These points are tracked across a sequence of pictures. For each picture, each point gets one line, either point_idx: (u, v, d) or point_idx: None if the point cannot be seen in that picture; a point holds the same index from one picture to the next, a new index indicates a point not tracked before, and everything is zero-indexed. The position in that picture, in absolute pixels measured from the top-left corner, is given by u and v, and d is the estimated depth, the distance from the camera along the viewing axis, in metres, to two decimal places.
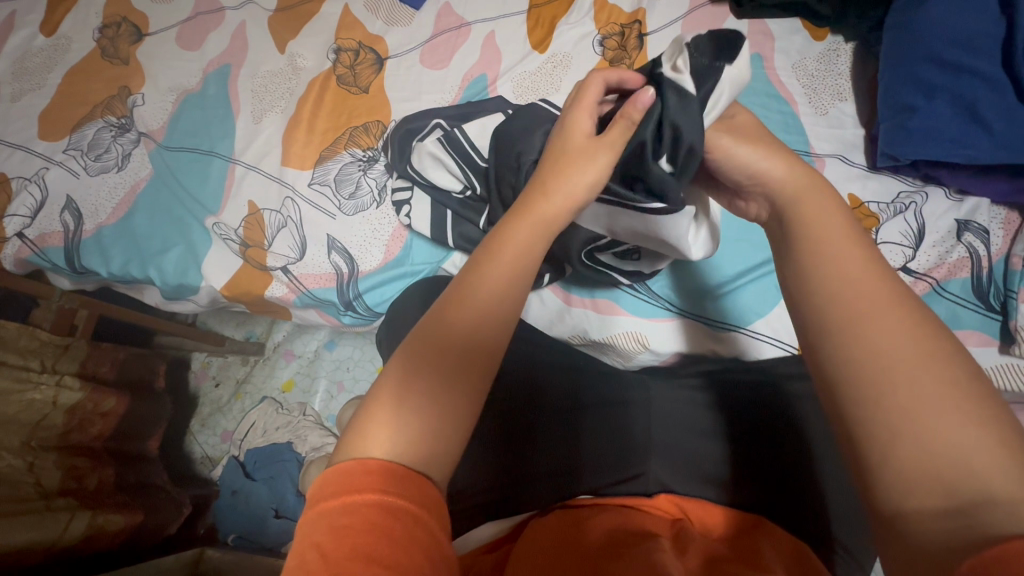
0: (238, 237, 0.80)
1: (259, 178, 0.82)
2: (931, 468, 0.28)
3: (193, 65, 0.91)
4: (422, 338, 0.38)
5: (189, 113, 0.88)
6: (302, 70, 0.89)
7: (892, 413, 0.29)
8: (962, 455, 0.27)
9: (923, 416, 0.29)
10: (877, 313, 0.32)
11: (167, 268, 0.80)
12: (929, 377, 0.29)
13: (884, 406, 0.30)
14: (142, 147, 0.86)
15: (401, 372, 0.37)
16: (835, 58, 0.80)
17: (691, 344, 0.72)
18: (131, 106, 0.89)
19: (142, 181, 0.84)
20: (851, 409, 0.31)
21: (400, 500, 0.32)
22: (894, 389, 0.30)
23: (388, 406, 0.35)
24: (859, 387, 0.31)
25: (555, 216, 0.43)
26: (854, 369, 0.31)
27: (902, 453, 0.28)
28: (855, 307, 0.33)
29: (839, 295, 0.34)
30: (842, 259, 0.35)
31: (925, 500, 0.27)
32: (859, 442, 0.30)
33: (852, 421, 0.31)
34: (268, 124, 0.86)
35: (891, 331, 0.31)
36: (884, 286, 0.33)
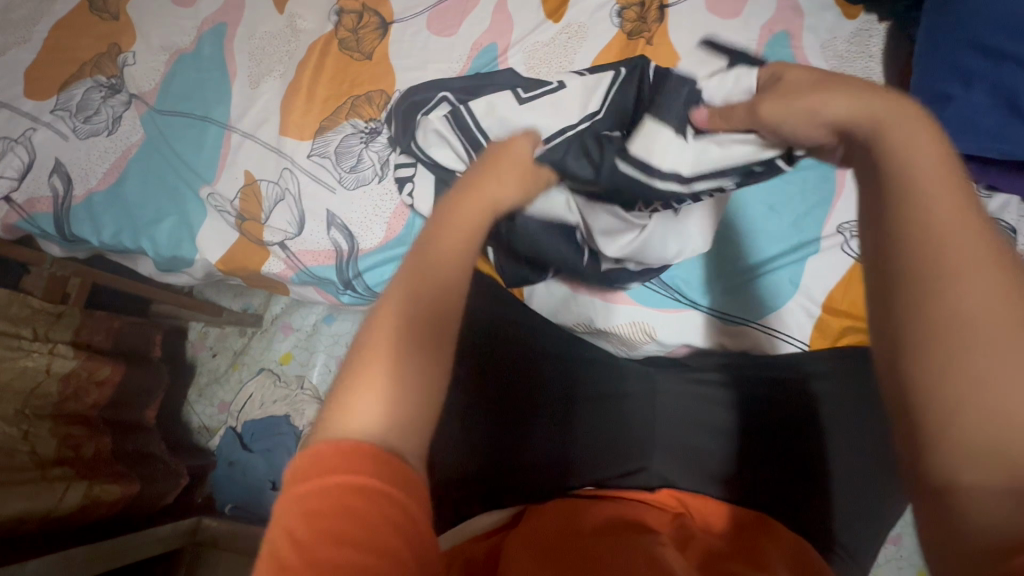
0: (235, 211, 0.76)
1: (255, 148, 0.79)
2: (1001, 446, 0.24)
3: (188, 23, 0.86)
4: (416, 308, 0.37)
5: (183, 74, 0.83)
6: (302, 32, 0.85)
7: (968, 384, 0.25)
8: None
9: (1003, 388, 0.24)
10: (968, 273, 0.27)
11: (160, 238, 0.77)
12: (1022, 352, 0.25)
13: (962, 376, 0.25)
14: (133, 110, 0.82)
15: (389, 352, 0.35)
16: (867, 38, 0.77)
17: (701, 337, 0.69)
18: (121, 65, 0.84)
19: (133, 147, 0.80)
20: (920, 370, 0.26)
21: (371, 480, 0.30)
22: (978, 356, 0.25)
23: (363, 383, 0.34)
24: (937, 351, 0.26)
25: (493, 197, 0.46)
26: (935, 329, 0.27)
27: (966, 422, 0.25)
28: (953, 260, 0.27)
29: (931, 245, 0.28)
30: (934, 203, 0.29)
31: (986, 475, 0.24)
32: (914, 405, 0.26)
33: (916, 388, 0.26)
34: (266, 90, 0.82)
35: (984, 294, 0.26)
36: (987, 247, 0.27)
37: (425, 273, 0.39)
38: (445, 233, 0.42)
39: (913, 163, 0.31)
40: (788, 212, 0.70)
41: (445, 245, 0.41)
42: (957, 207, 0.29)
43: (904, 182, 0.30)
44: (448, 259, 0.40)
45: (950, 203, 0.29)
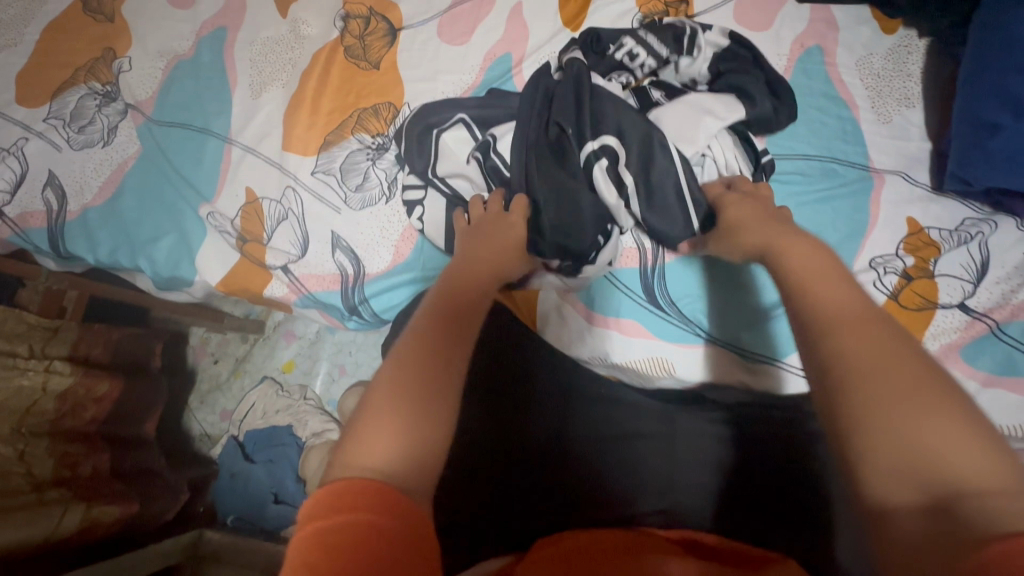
0: (235, 230, 0.73)
1: (257, 162, 0.75)
2: (915, 464, 0.27)
3: (185, 26, 0.82)
4: (441, 327, 0.41)
5: (181, 82, 0.79)
6: (306, 38, 0.80)
7: (871, 408, 0.29)
8: (942, 453, 0.27)
9: (900, 413, 0.29)
10: (850, 323, 0.33)
11: (159, 258, 0.73)
12: (905, 378, 0.30)
13: (867, 399, 0.30)
14: (128, 120, 0.78)
15: (406, 372, 0.36)
16: (905, 54, 0.73)
17: (721, 375, 0.66)
18: (116, 70, 0.80)
19: (130, 160, 0.76)
20: (836, 397, 0.31)
21: (390, 521, 0.30)
22: (875, 386, 0.30)
23: (386, 412, 0.34)
24: (844, 376, 0.31)
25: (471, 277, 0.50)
26: (839, 363, 0.32)
27: (883, 443, 0.28)
28: (839, 313, 0.34)
29: (820, 306, 0.35)
30: (818, 272, 0.36)
31: (908, 494, 0.27)
32: (836, 428, 0.30)
33: (840, 413, 0.30)
34: (268, 101, 0.78)
35: (865, 337, 0.32)
36: (855, 301, 0.35)
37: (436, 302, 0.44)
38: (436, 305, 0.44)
39: (786, 254, 0.40)
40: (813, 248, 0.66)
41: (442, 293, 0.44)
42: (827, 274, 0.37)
43: (803, 267, 0.38)
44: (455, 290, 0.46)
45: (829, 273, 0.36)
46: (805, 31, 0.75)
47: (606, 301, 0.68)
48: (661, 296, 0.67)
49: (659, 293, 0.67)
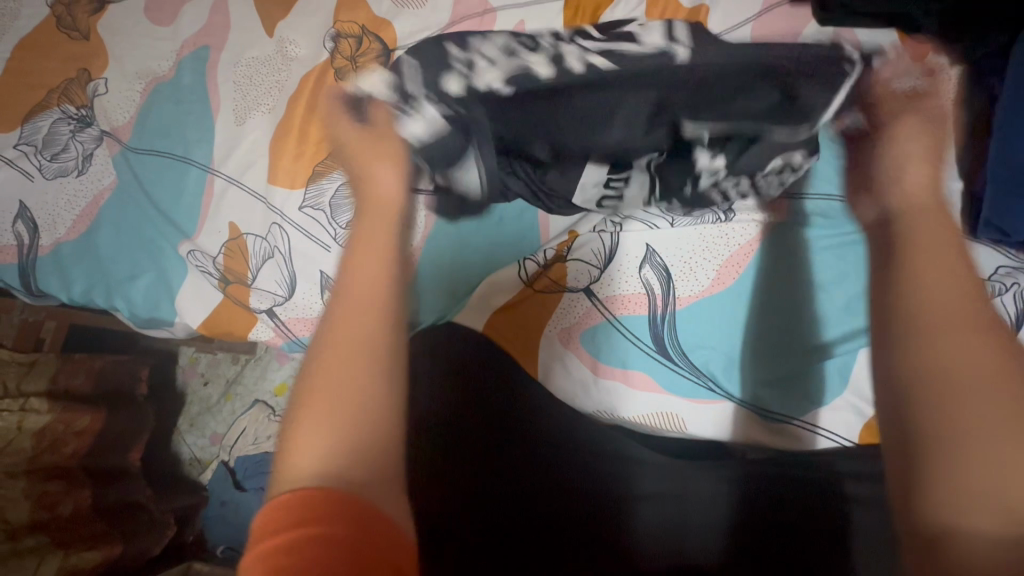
0: (217, 270, 0.68)
1: (242, 195, 0.70)
2: (984, 494, 0.28)
3: (166, 46, 0.77)
4: (361, 322, 0.36)
5: (160, 106, 0.74)
6: (294, 60, 0.76)
7: (953, 438, 0.30)
8: (1018, 484, 0.28)
9: (982, 440, 0.29)
10: (952, 332, 0.32)
11: (135, 298, 0.69)
12: (1005, 394, 0.30)
13: (948, 425, 0.30)
14: (105, 147, 0.73)
15: (350, 367, 0.34)
16: (936, 84, 0.67)
17: (737, 433, 0.62)
18: (91, 94, 0.75)
19: (105, 192, 0.72)
20: (930, 411, 0.30)
21: (342, 533, 0.29)
22: (979, 407, 0.30)
23: (314, 415, 0.33)
24: (939, 388, 0.31)
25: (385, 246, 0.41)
26: (931, 375, 0.31)
27: (968, 475, 0.29)
28: (929, 325, 0.33)
29: (920, 304, 0.34)
30: (931, 278, 0.34)
31: (984, 523, 0.28)
32: (912, 445, 0.31)
33: (921, 437, 0.30)
34: (254, 127, 0.73)
35: (962, 342, 0.32)
36: (977, 310, 0.33)
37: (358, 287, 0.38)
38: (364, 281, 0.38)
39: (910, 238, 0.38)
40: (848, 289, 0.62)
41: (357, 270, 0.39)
42: (956, 276, 0.34)
43: (906, 274, 0.35)
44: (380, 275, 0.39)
45: (943, 276, 0.34)
46: None
47: (613, 351, 0.64)
48: (672, 347, 0.63)
49: (669, 343, 0.63)
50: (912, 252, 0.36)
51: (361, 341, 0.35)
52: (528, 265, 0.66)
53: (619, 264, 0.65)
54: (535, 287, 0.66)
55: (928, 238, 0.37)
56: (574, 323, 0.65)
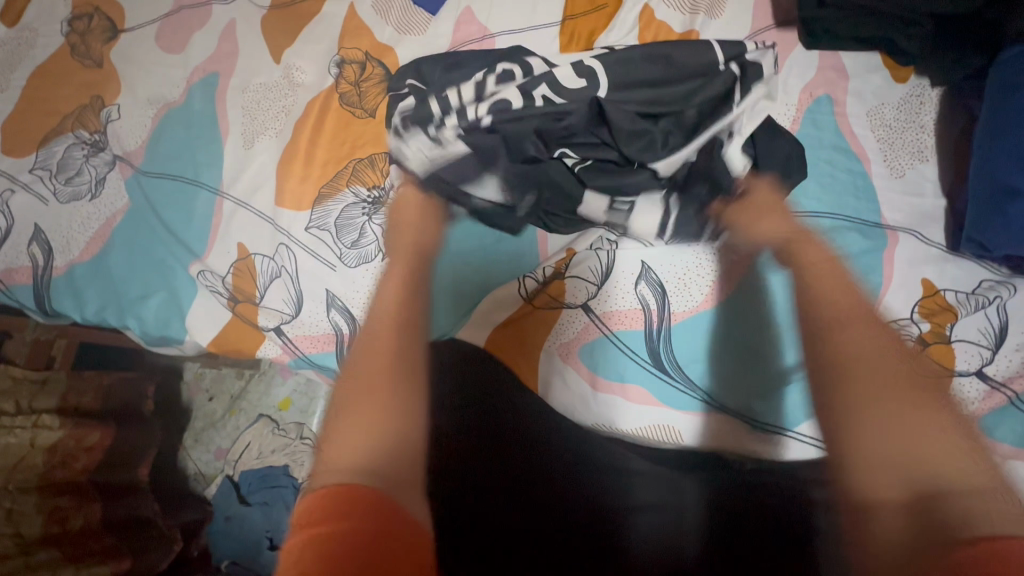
0: (227, 289, 0.70)
1: (250, 216, 0.73)
2: (913, 462, 0.40)
3: (177, 72, 0.80)
4: (380, 362, 0.48)
5: (171, 131, 0.77)
6: (300, 86, 0.78)
7: (866, 420, 0.44)
8: (930, 459, 0.40)
9: (883, 425, 0.43)
10: (861, 352, 0.48)
11: (147, 317, 0.71)
12: (916, 399, 0.44)
13: (863, 410, 0.44)
14: (117, 171, 0.76)
15: (371, 393, 0.46)
16: (918, 104, 0.71)
17: (733, 445, 0.63)
18: (105, 119, 0.78)
19: (118, 214, 0.74)
20: (843, 409, 0.45)
21: (365, 512, 0.37)
22: (873, 405, 0.44)
23: (347, 430, 0.43)
24: (852, 397, 0.45)
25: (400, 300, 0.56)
26: (844, 383, 0.47)
27: (873, 448, 0.42)
28: (843, 349, 0.49)
29: (825, 326, 0.51)
30: (840, 298, 0.53)
31: (891, 487, 0.40)
32: (843, 430, 0.45)
33: (846, 424, 0.45)
34: (262, 151, 0.76)
35: (888, 365, 0.46)
36: (885, 334, 0.50)
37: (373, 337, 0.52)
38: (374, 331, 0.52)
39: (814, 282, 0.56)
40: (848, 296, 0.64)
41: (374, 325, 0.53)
42: (870, 318, 0.51)
43: (823, 295, 0.54)
44: (391, 322, 0.53)
45: (833, 303, 0.53)
46: (815, 79, 0.72)
47: (610, 364, 0.66)
48: (667, 360, 0.65)
49: (665, 356, 0.65)
50: (818, 281, 0.56)
51: (376, 378, 0.47)
52: (527, 281, 0.68)
53: (616, 280, 0.67)
54: (534, 303, 0.68)
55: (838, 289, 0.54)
56: (573, 338, 0.67)
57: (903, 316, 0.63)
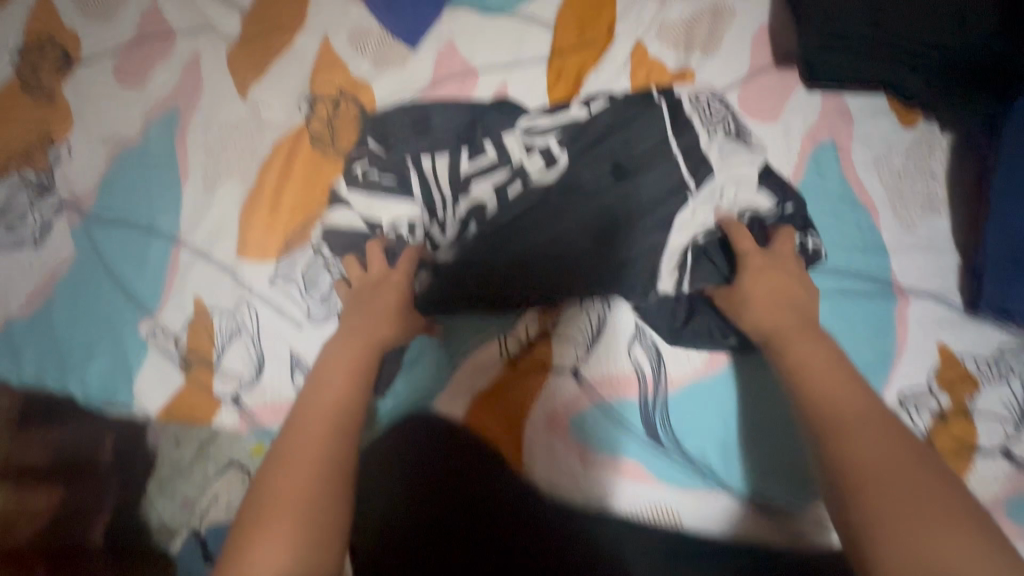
0: (179, 350, 0.64)
1: (209, 269, 0.67)
2: (919, 551, 0.37)
3: (134, 108, 0.74)
4: (319, 448, 0.50)
5: (126, 172, 0.71)
6: (267, 125, 0.73)
7: (877, 501, 0.41)
8: (926, 539, 0.38)
9: (874, 504, 0.41)
10: (854, 428, 0.46)
11: (93, 380, 0.65)
12: (911, 479, 0.41)
13: (853, 487, 0.43)
14: (65, 217, 0.69)
15: (306, 482, 0.47)
16: (928, 152, 0.66)
17: (739, 527, 0.57)
18: (54, 159, 0.72)
19: (63, 265, 0.68)
20: (840, 478, 0.44)
21: None
22: (874, 492, 0.42)
23: (275, 523, 0.45)
24: (837, 455, 0.45)
25: (354, 373, 0.56)
26: (843, 459, 0.45)
27: (880, 534, 0.39)
28: (842, 420, 0.47)
29: (817, 391, 0.50)
30: (813, 359, 0.53)
31: (900, 575, 0.37)
32: (849, 514, 0.42)
33: (848, 506, 0.42)
34: (224, 194, 0.70)
35: (866, 435, 0.45)
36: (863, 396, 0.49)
37: (314, 416, 0.53)
38: (324, 405, 0.54)
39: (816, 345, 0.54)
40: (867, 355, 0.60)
41: (317, 407, 0.54)
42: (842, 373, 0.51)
43: (806, 368, 0.52)
44: (334, 400, 0.54)
45: (822, 365, 0.52)
46: (818, 123, 0.68)
47: (602, 436, 0.60)
48: (663, 431, 0.59)
49: (661, 427, 0.60)
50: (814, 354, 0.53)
51: (312, 461, 0.49)
52: (509, 342, 0.62)
53: (608, 343, 0.61)
54: (518, 367, 0.62)
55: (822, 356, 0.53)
56: (560, 407, 0.61)
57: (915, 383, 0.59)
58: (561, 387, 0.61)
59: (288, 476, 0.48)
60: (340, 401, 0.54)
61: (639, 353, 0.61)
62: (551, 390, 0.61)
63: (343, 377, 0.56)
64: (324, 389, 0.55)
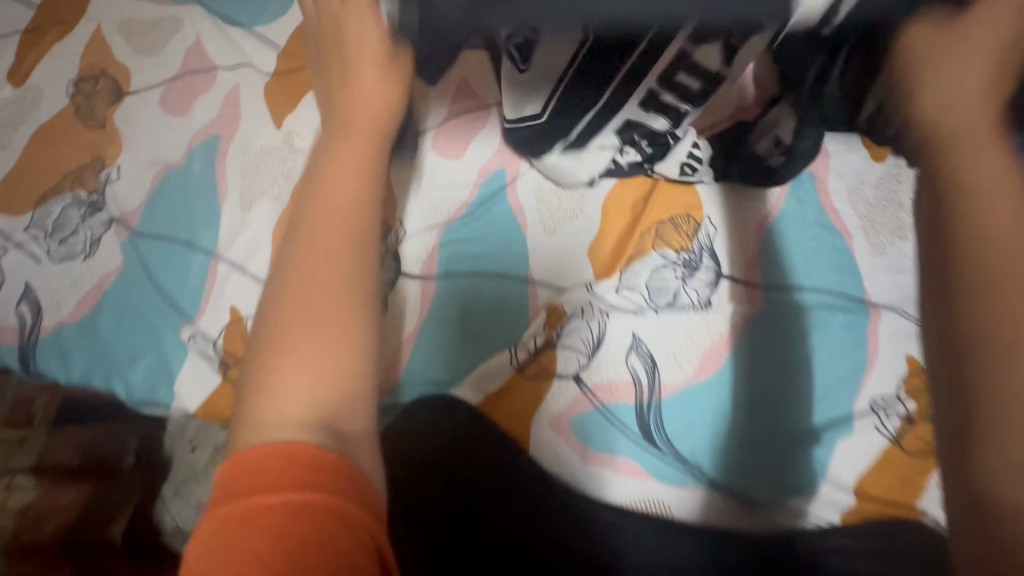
0: (216, 353, 0.71)
1: (243, 280, 0.73)
2: (1007, 387, 0.35)
3: (179, 135, 0.82)
4: (306, 397, 0.37)
5: (170, 192, 0.78)
6: (299, 151, 0.80)
7: (988, 297, 0.37)
8: (1012, 387, 0.35)
9: (1013, 416, 0.35)
10: (975, 138, 0.41)
11: (135, 380, 0.71)
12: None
13: (989, 303, 0.37)
14: (113, 232, 0.76)
15: (284, 435, 0.35)
16: (896, 183, 0.74)
17: (725, 519, 0.62)
18: (104, 180, 0.79)
19: (109, 275, 0.74)
20: (963, 252, 0.38)
21: (315, 495, 0.33)
22: (1012, 358, 0.36)
23: (283, 364, 0.38)
24: (973, 246, 0.38)
25: (348, 182, 0.43)
26: (981, 251, 0.38)
27: (992, 353, 0.36)
28: (962, 140, 0.41)
29: (949, 126, 0.42)
30: (959, 74, 0.43)
31: (999, 455, 0.35)
32: (967, 331, 0.37)
33: (949, 297, 0.38)
34: (259, 214, 0.77)
35: (987, 155, 0.40)
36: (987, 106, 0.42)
37: (313, 217, 0.41)
38: (324, 203, 0.42)
39: (942, 66, 0.43)
40: (842, 365, 0.66)
41: (308, 225, 0.41)
42: (983, 86, 0.42)
43: (946, 108, 0.42)
44: (328, 240, 0.41)
45: (959, 93, 0.42)
46: None
47: (601, 435, 0.66)
48: (656, 432, 0.65)
49: (653, 427, 0.65)
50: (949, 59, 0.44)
51: (292, 439, 0.35)
52: (518, 350, 0.68)
53: (607, 350, 0.68)
54: (523, 373, 0.68)
55: (966, 88, 0.42)
56: (564, 410, 0.66)
57: (886, 391, 0.65)
58: (564, 388, 0.67)
59: (297, 371, 0.38)
60: (353, 208, 0.42)
61: (635, 358, 0.67)
62: (555, 394, 0.67)
63: (351, 175, 0.43)
64: (326, 185, 0.43)
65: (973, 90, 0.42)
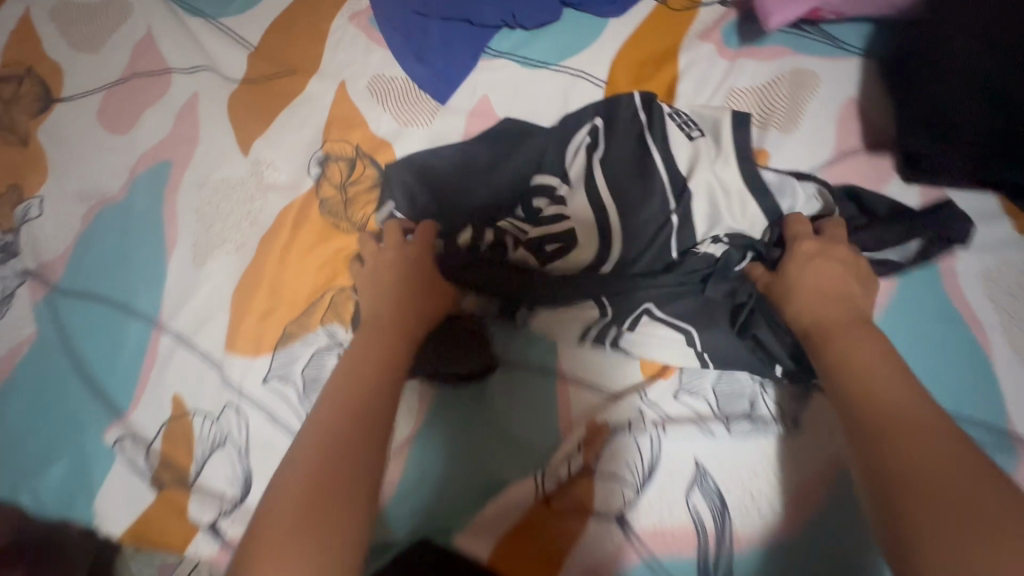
0: (150, 465, 0.54)
1: (192, 360, 0.57)
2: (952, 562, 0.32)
3: (118, 160, 0.65)
4: (276, 547, 0.36)
5: (104, 236, 0.61)
6: (270, 186, 0.63)
7: (885, 461, 0.38)
8: (935, 518, 0.34)
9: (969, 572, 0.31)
10: (838, 332, 0.48)
11: (45, 492, 0.54)
12: (920, 436, 0.38)
13: (904, 457, 0.37)
14: (29, 287, 0.60)
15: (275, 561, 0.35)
16: None
17: None
18: (21, 216, 0.62)
19: (22, 345, 0.58)
20: (862, 402, 0.42)
21: None
22: (924, 506, 0.34)
23: (261, 554, 0.36)
24: (857, 414, 0.42)
25: (367, 344, 0.49)
26: (866, 417, 0.41)
27: (925, 541, 0.33)
28: (836, 332, 0.48)
29: (859, 374, 0.44)
30: (855, 337, 0.47)
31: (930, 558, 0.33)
32: (898, 510, 0.35)
33: (898, 505, 0.36)
34: (214, 269, 0.60)
35: (846, 342, 0.47)
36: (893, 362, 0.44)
37: (331, 398, 0.45)
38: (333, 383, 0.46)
39: (806, 301, 0.51)
40: None
41: (318, 407, 0.44)
42: (876, 336, 0.47)
43: (844, 361, 0.45)
44: (354, 408, 0.44)
45: (865, 334, 0.47)
46: None
47: None
48: None
49: None
50: (848, 333, 0.47)
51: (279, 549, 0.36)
52: (545, 475, 0.52)
53: (662, 483, 0.51)
54: (551, 507, 0.51)
55: (879, 356, 0.45)
56: (599, 564, 0.49)
57: None
58: (603, 531, 0.50)
59: (285, 491, 0.39)
60: (346, 380, 0.46)
61: (696, 493, 0.51)
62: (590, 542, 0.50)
63: (367, 347, 0.49)
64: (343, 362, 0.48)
65: (831, 289, 0.51)
